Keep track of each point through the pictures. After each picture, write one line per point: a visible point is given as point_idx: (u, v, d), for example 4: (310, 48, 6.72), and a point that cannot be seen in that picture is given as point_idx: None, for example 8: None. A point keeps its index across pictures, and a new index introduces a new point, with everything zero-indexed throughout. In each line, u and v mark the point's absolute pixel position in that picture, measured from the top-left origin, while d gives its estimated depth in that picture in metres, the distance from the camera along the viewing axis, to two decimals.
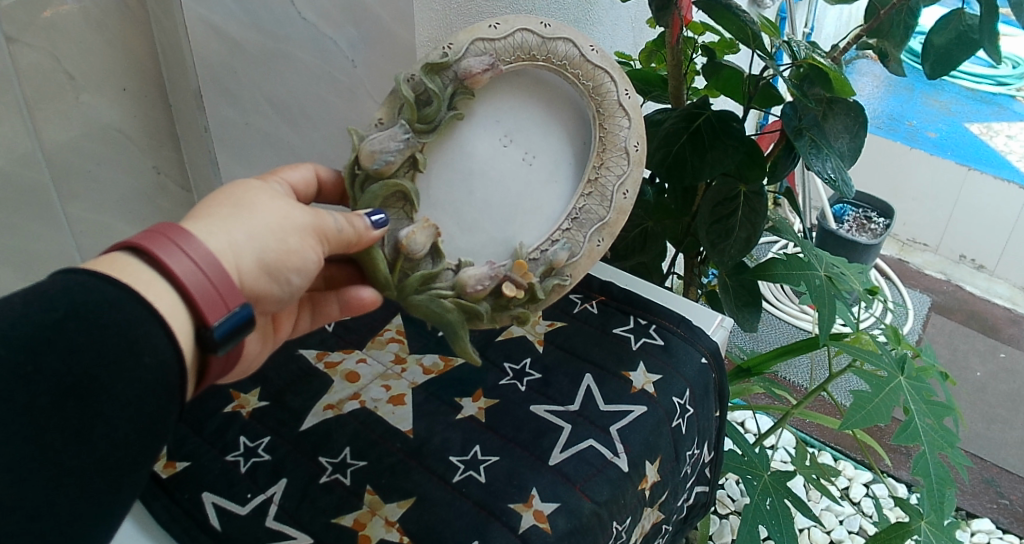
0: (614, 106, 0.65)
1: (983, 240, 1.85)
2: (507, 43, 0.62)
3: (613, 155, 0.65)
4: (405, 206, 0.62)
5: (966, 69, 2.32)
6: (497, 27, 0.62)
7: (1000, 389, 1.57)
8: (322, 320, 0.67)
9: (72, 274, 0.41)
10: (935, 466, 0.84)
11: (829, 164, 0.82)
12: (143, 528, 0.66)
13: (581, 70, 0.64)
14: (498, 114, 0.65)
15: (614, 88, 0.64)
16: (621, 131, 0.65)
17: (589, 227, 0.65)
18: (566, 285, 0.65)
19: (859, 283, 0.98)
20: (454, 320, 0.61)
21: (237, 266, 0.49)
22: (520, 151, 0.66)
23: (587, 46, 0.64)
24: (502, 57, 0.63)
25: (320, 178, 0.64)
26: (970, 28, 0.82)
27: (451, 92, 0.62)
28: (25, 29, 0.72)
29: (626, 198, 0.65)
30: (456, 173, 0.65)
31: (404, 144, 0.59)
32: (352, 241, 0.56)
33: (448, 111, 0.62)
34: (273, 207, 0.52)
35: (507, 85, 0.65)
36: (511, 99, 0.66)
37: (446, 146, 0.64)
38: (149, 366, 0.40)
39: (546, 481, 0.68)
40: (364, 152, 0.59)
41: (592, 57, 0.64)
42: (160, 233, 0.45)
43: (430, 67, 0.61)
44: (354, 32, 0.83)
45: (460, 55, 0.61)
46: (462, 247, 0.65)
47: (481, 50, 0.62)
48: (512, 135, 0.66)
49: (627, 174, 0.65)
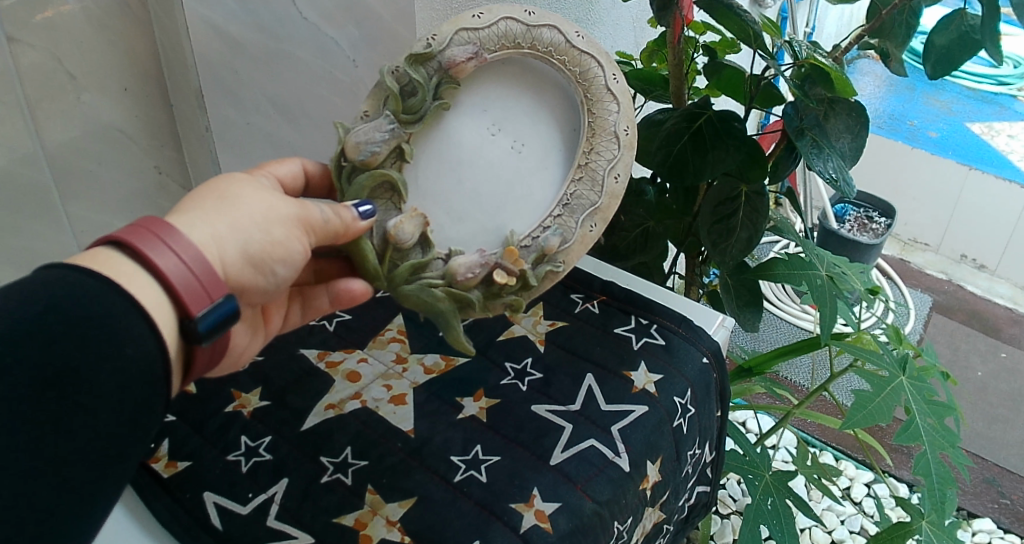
0: (602, 90, 0.65)
1: (984, 240, 1.85)
2: (490, 32, 0.63)
3: (603, 139, 0.65)
4: (393, 196, 0.62)
5: (967, 69, 2.31)
6: (481, 17, 0.63)
7: (1001, 389, 1.57)
8: (313, 314, 0.67)
9: (53, 268, 0.41)
10: (937, 466, 0.83)
11: (831, 164, 0.81)
12: (143, 528, 0.66)
13: (568, 56, 0.64)
14: (486, 103, 0.66)
15: (602, 73, 0.64)
16: (610, 116, 0.65)
17: (581, 212, 0.65)
18: (560, 271, 0.64)
19: (861, 283, 0.98)
20: (445, 308, 0.61)
21: (221, 257, 0.49)
22: (509, 140, 0.66)
23: (572, 31, 0.64)
24: (486, 46, 0.63)
25: (308, 172, 0.64)
26: (972, 28, 0.82)
27: (437, 82, 0.62)
28: (25, 28, 0.72)
29: (618, 181, 0.65)
30: (445, 162, 0.65)
31: (389, 134, 0.60)
32: (339, 232, 0.56)
33: (434, 101, 0.63)
34: (257, 200, 0.52)
35: (494, 74, 0.66)
36: (498, 88, 0.66)
37: (434, 135, 0.65)
38: (132, 357, 0.40)
39: (546, 481, 0.68)
40: (350, 144, 0.59)
41: (577, 43, 0.64)
42: (144, 226, 0.45)
43: (414, 58, 0.61)
44: (353, 32, 0.84)
45: (444, 45, 0.62)
46: (452, 236, 0.64)
47: (466, 40, 0.62)
48: (500, 124, 0.66)
49: (619, 158, 0.65)
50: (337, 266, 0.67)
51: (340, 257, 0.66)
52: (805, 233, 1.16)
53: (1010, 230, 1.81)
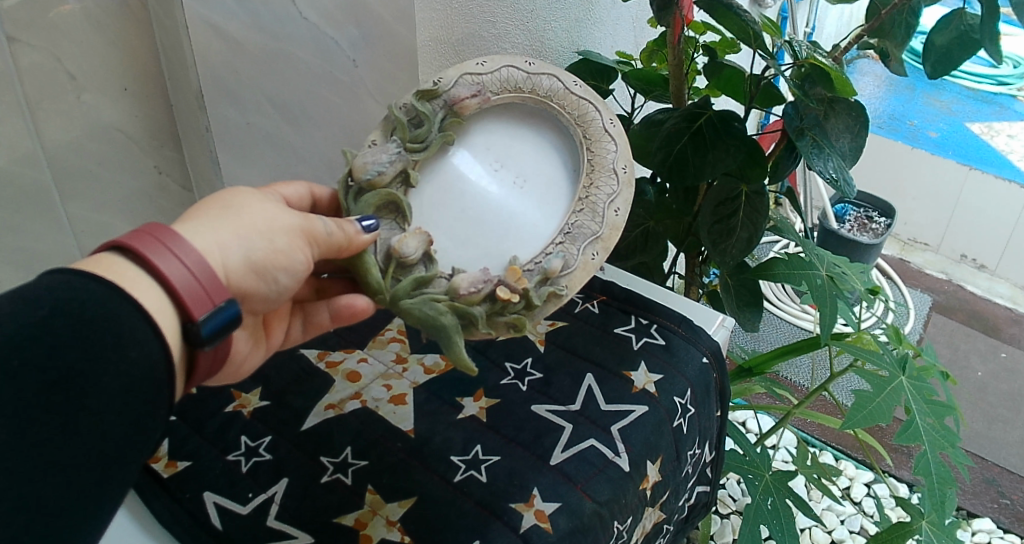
0: (601, 132, 0.67)
1: (983, 239, 1.85)
2: (493, 76, 0.67)
3: (602, 175, 0.66)
4: (398, 216, 0.63)
5: (967, 69, 2.31)
6: (483, 64, 0.67)
7: (1001, 389, 1.57)
8: (314, 332, 0.66)
9: (57, 273, 0.41)
10: (937, 466, 0.83)
11: (831, 164, 0.81)
12: (144, 528, 0.66)
13: (567, 101, 0.68)
14: (489, 143, 0.69)
15: (599, 116, 0.67)
16: (608, 154, 0.67)
17: (583, 241, 0.64)
18: (562, 295, 0.63)
19: (860, 283, 0.97)
20: (448, 323, 0.58)
21: (223, 264, 0.49)
22: (511, 176, 0.68)
23: (571, 80, 0.68)
24: (489, 88, 0.67)
25: (315, 195, 0.66)
26: (972, 28, 0.82)
27: (442, 116, 0.65)
28: (25, 28, 0.72)
29: (618, 215, 0.65)
30: (450, 194, 0.66)
31: (396, 157, 0.62)
32: (343, 245, 0.56)
33: (438, 133, 0.65)
34: (260, 210, 0.52)
35: (497, 118, 0.69)
36: (501, 130, 0.69)
37: (438, 169, 0.67)
38: (136, 360, 0.40)
39: (546, 481, 0.68)
40: (357, 164, 0.61)
41: (575, 90, 0.68)
42: (148, 233, 0.45)
43: (422, 94, 0.65)
44: (354, 33, 0.83)
45: (449, 85, 0.66)
46: (455, 259, 0.64)
47: (470, 82, 0.66)
48: (503, 161, 0.68)
49: (618, 193, 0.66)
50: (338, 286, 0.67)
51: (344, 276, 0.66)
52: (805, 233, 1.16)
53: (1010, 230, 1.81)
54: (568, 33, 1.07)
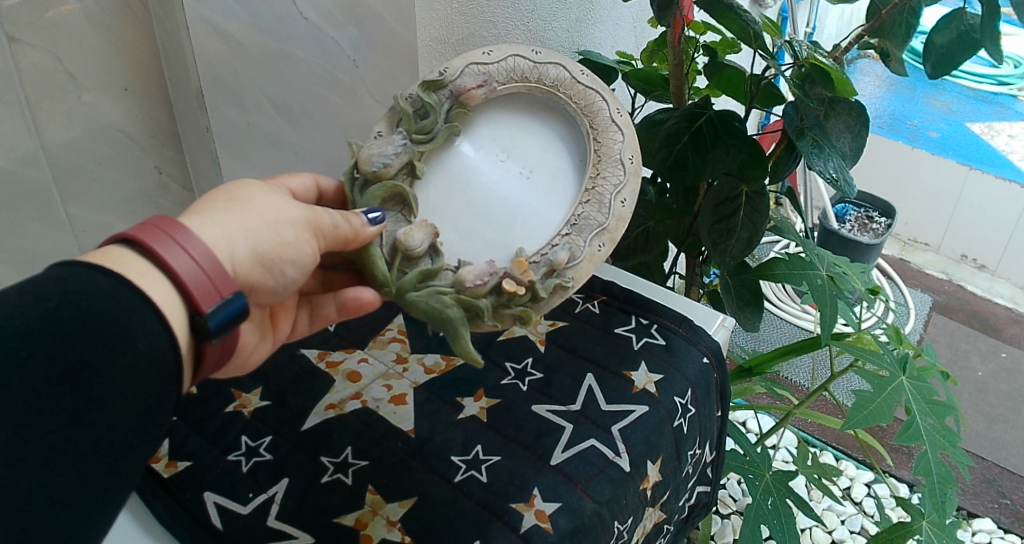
0: (607, 122, 0.67)
1: (984, 239, 1.85)
2: (499, 66, 0.67)
3: (608, 166, 0.66)
4: (403, 209, 0.63)
5: (967, 69, 2.31)
6: (489, 54, 0.68)
7: (1002, 389, 1.57)
8: (320, 324, 0.66)
9: (65, 266, 0.41)
10: (938, 467, 0.83)
11: (832, 164, 0.82)
12: (144, 528, 0.66)
13: (573, 91, 0.67)
14: (495, 133, 0.69)
15: (607, 106, 0.67)
16: (615, 145, 0.67)
17: (589, 232, 0.64)
18: (568, 287, 0.63)
19: (861, 283, 0.97)
20: (454, 316, 0.58)
21: (231, 256, 0.49)
22: (517, 167, 0.68)
23: (577, 69, 0.68)
24: (495, 78, 0.67)
25: (321, 187, 0.66)
26: (972, 28, 0.82)
27: (448, 107, 0.65)
28: (26, 29, 0.72)
29: (624, 206, 0.65)
30: (456, 184, 0.66)
31: (402, 148, 0.62)
32: (348, 238, 0.57)
33: (445, 124, 0.65)
34: (266, 202, 0.52)
35: (503, 108, 0.69)
36: (507, 120, 0.69)
37: (443, 159, 0.67)
38: (144, 352, 0.40)
39: (547, 481, 0.68)
40: (362, 156, 0.62)
41: (582, 79, 0.67)
42: (155, 226, 0.45)
43: (427, 84, 0.65)
44: (354, 32, 0.86)
45: (455, 75, 0.66)
46: (461, 251, 0.64)
47: (476, 72, 0.66)
48: (509, 151, 0.68)
49: (624, 184, 0.66)
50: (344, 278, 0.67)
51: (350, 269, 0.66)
52: (805, 233, 1.16)
53: (1010, 230, 1.81)
54: (568, 33, 1.07)
